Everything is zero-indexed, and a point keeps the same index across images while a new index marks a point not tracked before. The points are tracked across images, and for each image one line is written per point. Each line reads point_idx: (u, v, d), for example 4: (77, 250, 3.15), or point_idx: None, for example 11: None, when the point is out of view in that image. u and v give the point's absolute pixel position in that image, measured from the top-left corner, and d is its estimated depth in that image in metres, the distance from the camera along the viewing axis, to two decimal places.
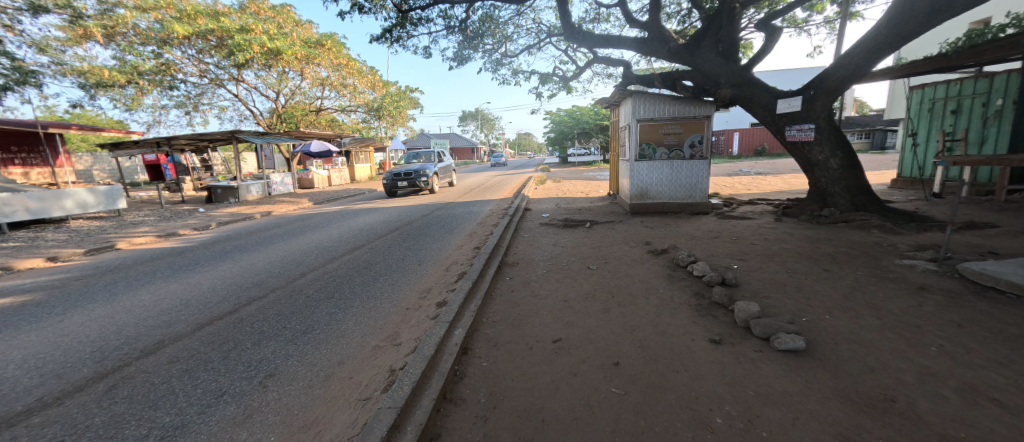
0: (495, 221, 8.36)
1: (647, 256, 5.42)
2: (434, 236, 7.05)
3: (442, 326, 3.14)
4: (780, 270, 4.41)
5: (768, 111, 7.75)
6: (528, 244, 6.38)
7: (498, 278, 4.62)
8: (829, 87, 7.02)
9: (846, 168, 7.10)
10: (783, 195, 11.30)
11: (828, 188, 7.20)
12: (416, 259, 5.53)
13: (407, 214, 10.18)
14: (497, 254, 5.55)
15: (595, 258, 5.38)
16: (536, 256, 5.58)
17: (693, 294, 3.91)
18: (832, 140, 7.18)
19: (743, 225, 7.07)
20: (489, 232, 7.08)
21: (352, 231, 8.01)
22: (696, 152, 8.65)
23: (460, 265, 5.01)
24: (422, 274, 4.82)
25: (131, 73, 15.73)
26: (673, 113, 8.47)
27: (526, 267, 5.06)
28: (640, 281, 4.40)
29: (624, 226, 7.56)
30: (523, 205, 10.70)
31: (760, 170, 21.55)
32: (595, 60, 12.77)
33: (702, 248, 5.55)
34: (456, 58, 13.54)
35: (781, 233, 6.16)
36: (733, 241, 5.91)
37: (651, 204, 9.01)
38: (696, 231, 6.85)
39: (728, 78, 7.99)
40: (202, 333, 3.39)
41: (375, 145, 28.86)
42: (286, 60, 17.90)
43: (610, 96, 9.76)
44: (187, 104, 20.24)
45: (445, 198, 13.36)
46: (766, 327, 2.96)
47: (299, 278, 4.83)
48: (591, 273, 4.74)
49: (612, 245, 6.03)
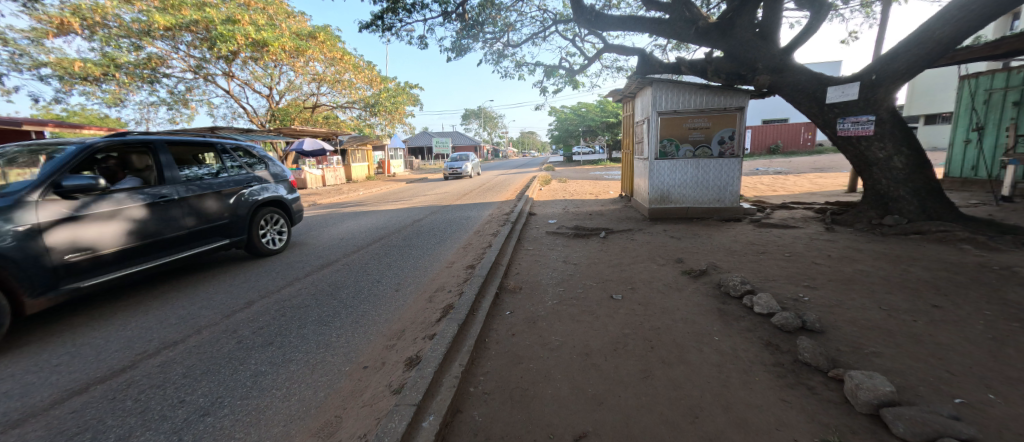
0: (495, 229, 7.21)
1: (683, 279, 4.30)
2: (421, 250, 5.92)
3: (404, 414, 2.04)
4: (874, 308, 3.28)
5: (816, 100, 6.58)
6: (533, 260, 5.26)
7: (495, 315, 3.50)
8: (897, 70, 5.85)
9: (913, 169, 5.97)
10: (818, 198, 10.13)
11: (891, 192, 6.06)
12: (393, 283, 4.43)
13: (398, 219, 9.15)
14: (495, 276, 4.44)
15: (619, 283, 4.25)
16: (544, 279, 4.45)
17: (765, 345, 2.81)
18: (895, 134, 6.04)
19: (791, 236, 5.90)
20: (488, 244, 5.97)
21: (328, 241, 6.90)
22: (726, 149, 7.52)
23: (448, 293, 3.95)
24: (398, 306, 3.72)
25: (108, 66, 14.96)
26: (699, 104, 7.38)
27: (532, 297, 3.93)
28: (685, 320, 3.28)
29: (646, 236, 6.41)
30: (526, 209, 9.63)
31: (777, 170, 20.23)
32: (605, 49, 11.73)
33: (751, 269, 4.43)
34: (455, 48, 12.56)
35: (844, 248, 5.03)
36: (787, 258, 4.78)
37: (673, 209, 7.88)
38: (734, 243, 5.71)
39: (766, 62, 6.85)
40: (55, 414, 2.29)
41: (372, 144, 27.71)
42: (273, 53, 16.86)
43: (626, 86, 8.64)
44: (178, 101, 19.42)
45: (441, 201, 12.19)
46: (915, 424, 1.86)
47: (237, 312, 3.72)
48: (616, 306, 3.64)
49: (637, 264, 4.91)
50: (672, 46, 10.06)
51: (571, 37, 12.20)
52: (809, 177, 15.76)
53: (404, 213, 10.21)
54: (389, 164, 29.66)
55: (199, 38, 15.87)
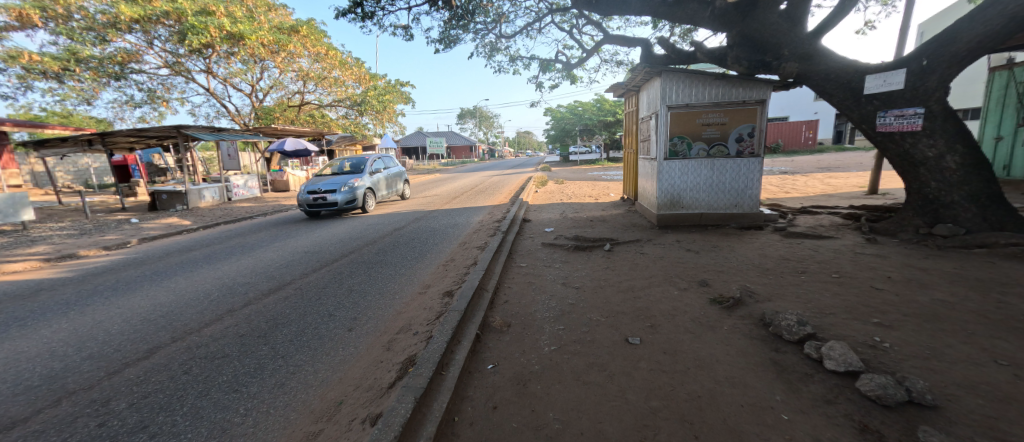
0: (483, 240, 6.26)
1: (715, 312, 3.39)
2: (393, 268, 4.98)
3: None
4: (991, 363, 2.40)
5: (852, 91, 5.72)
6: (526, 284, 4.33)
7: (472, 372, 2.59)
8: (954, 54, 4.98)
9: (969, 170, 5.13)
10: (838, 200, 9.32)
11: (942, 196, 5.22)
12: (350, 317, 3.52)
13: (376, 227, 8.22)
14: (479, 308, 3.54)
15: (635, 317, 3.36)
16: (541, 312, 3.53)
17: (862, 431, 1.92)
18: (948, 129, 5.20)
19: (828, 249, 5.03)
20: (473, 261, 5.04)
21: (290, 255, 5.95)
22: (745, 148, 6.65)
23: (415, 334, 3.04)
24: (347, 355, 2.81)
25: (68, 60, 13.94)
26: (715, 97, 6.52)
27: (526, 342, 3.00)
28: (733, 382, 2.39)
29: (658, 249, 5.49)
30: (519, 214, 8.70)
31: (783, 170, 19.41)
32: (605, 40, 10.82)
33: (799, 299, 3.54)
34: (442, 40, 11.65)
35: (903, 266, 4.14)
36: (837, 281, 3.90)
37: (684, 215, 7.01)
38: (765, 259, 4.81)
39: (794, 48, 5.97)
40: None
41: (361, 144, 26.65)
42: (251, 47, 15.69)
43: (630, 78, 7.76)
44: (153, 100, 18.29)
45: (428, 205, 11.25)
46: None
47: (128, 367, 2.77)
48: (636, 355, 2.74)
49: (654, 288, 4.00)
50: (677, 35, 9.25)
51: (568, 29, 11.31)
52: (821, 178, 14.86)
53: (386, 219, 9.28)
54: None
55: (170, 30, 14.71)
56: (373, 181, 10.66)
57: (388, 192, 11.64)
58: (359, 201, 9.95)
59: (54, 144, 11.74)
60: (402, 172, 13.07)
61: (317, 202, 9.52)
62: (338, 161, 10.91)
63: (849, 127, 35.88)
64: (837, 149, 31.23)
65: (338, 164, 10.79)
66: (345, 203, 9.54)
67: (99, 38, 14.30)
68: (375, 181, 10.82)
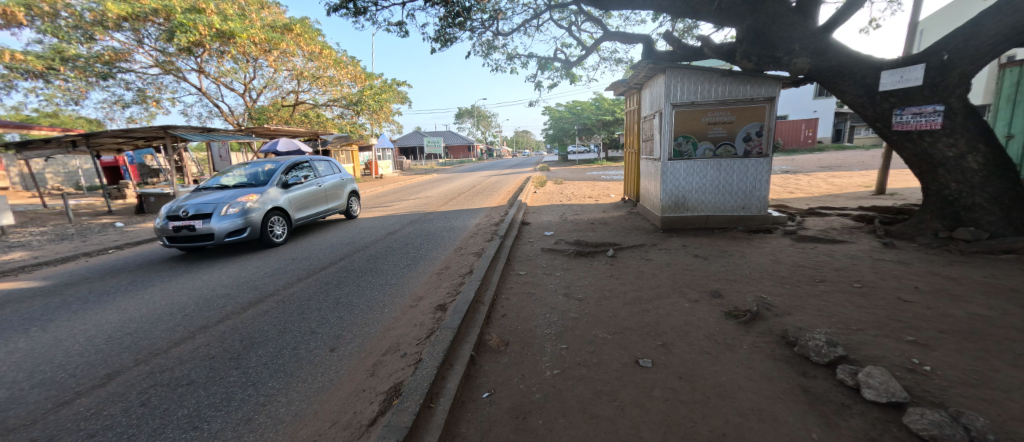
0: (480, 246, 5.96)
1: (733, 328, 3.11)
2: (383, 277, 4.68)
3: None
4: None
5: (866, 88, 5.45)
6: (526, 296, 4.03)
7: (465, 403, 2.30)
8: (976, 48, 4.71)
9: (992, 170, 4.86)
10: (846, 201, 9.05)
11: (964, 198, 4.95)
12: (333, 334, 3.21)
13: (369, 231, 7.91)
14: (475, 324, 3.25)
15: (644, 334, 3.07)
16: (542, 329, 3.24)
17: None
18: (969, 127, 4.94)
19: (844, 255, 4.75)
20: (469, 269, 4.75)
21: (276, 263, 5.63)
22: (753, 147, 6.39)
23: (403, 356, 2.75)
24: (325, 383, 2.50)
25: (53, 59, 13.56)
26: (722, 94, 6.26)
27: (526, 365, 2.70)
28: (762, 415, 2.10)
29: (664, 255, 5.20)
30: (518, 217, 8.39)
31: (784, 169, 19.17)
32: (606, 37, 10.52)
33: (822, 313, 3.26)
34: (438, 38, 11.34)
35: (929, 275, 3.87)
36: (860, 292, 3.62)
37: (689, 218, 6.74)
38: (780, 266, 4.53)
39: (805, 43, 5.69)
40: None
41: (358, 144, 26.29)
42: (241, 45, 15.34)
43: (633, 76, 7.48)
44: (143, 100, 17.90)
45: (424, 207, 10.93)
46: None
47: (79, 398, 2.46)
48: (649, 381, 2.44)
49: (663, 300, 3.71)
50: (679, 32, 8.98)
51: (567, 26, 11.01)
52: (823, 177, 14.63)
53: (381, 222, 8.98)
54: (375, 164, 28.16)
55: (158, 28, 14.32)
56: (287, 198, 7.14)
57: (318, 212, 8.09)
58: (253, 229, 6.39)
59: (37, 146, 11.37)
60: (350, 182, 9.61)
61: (183, 234, 6.03)
62: (240, 169, 7.41)
63: (848, 125, 35.79)
64: (837, 148, 31.06)
65: (240, 173, 7.31)
66: (227, 237, 6.04)
67: (85, 36, 13.92)
68: (293, 197, 7.32)
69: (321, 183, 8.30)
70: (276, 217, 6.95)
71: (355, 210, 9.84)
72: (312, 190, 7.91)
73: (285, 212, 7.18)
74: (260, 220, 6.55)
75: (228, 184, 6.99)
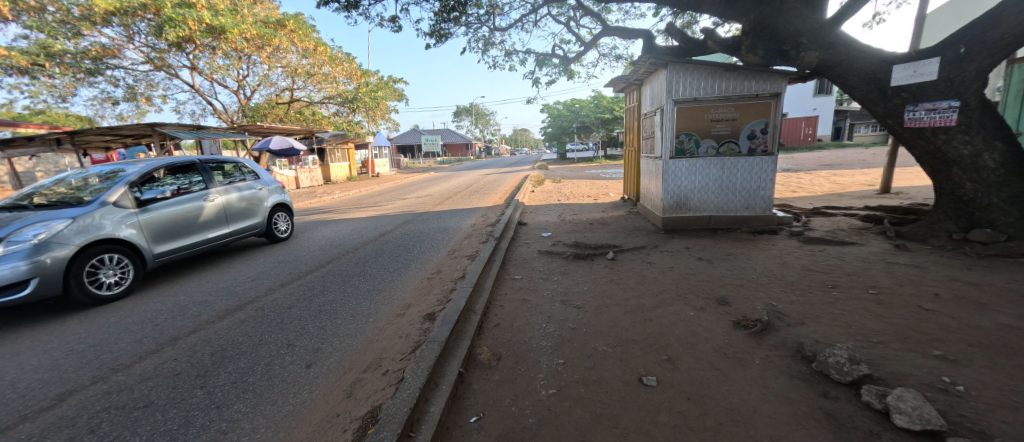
0: (474, 248, 5.71)
1: (743, 340, 2.88)
2: (371, 283, 4.44)
3: None
4: None
5: (876, 83, 5.23)
6: (521, 303, 3.80)
7: (450, 429, 2.07)
8: (994, 41, 4.49)
9: (1009, 169, 4.65)
10: (850, 200, 8.86)
11: (979, 199, 4.74)
12: (311, 347, 2.97)
13: (361, 231, 7.67)
14: (465, 336, 3.02)
15: (647, 347, 2.84)
16: (537, 341, 3.01)
17: None
18: (985, 124, 4.72)
19: (856, 258, 4.53)
20: (462, 273, 4.51)
21: (261, 266, 5.38)
22: (757, 145, 6.17)
23: (384, 374, 2.51)
24: (296, 406, 2.26)
25: (38, 55, 13.24)
26: (725, 90, 6.03)
27: (519, 384, 2.47)
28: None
29: (666, 258, 4.98)
30: (515, 217, 8.14)
31: (785, 167, 19.03)
32: (605, 32, 10.26)
33: (837, 323, 3.04)
34: (434, 34, 11.07)
35: (948, 281, 3.65)
36: (876, 299, 3.40)
37: (691, 218, 6.51)
38: (788, 270, 4.30)
39: (814, 36, 5.45)
40: None
41: (354, 142, 26.00)
42: (232, 40, 15.04)
43: (633, 71, 7.24)
44: (134, 97, 17.56)
45: (419, 207, 10.68)
46: None
47: (19, 425, 2.21)
48: (654, 404, 2.21)
49: (667, 308, 3.48)
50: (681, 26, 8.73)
51: (565, 21, 10.75)
52: (825, 175, 14.43)
53: (373, 222, 8.73)
54: (372, 163, 27.88)
55: (147, 24, 14.01)
56: (134, 223, 4.47)
57: (202, 240, 5.30)
58: (46, 281, 3.71)
59: (19, 144, 11.05)
60: (280, 193, 6.95)
61: None
62: (71, 181, 4.75)
63: (847, 123, 35.68)
64: (836, 146, 30.95)
65: (74, 183, 4.71)
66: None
67: (71, 32, 13.55)
68: (152, 222, 4.67)
69: (218, 195, 5.63)
70: (106, 254, 4.23)
71: (288, 230, 7.13)
72: (200, 206, 5.30)
73: (135, 246, 4.52)
74: (70, 263, 3.91)
75: (35, 203, 4.34)
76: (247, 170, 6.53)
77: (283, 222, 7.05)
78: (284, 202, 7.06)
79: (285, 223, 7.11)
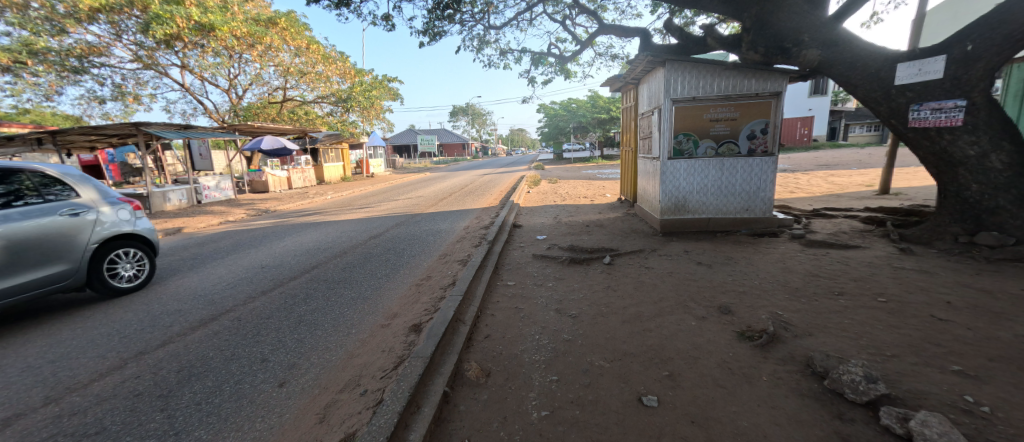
0: (466, 252, 5.50)
1: (748, 353, 2.70)
2: (357, 290, 4.24)
3: None
4: None
5: (879, 82, 5.09)
6: (514, 312, 3.60)
7: None
8: (1002, 38, 4.35)
9: (1017, 170, 4.51)
10: (850, 201, 8.74)
11: (987, 201, 4.59)
12: (287, 363, 2.77)
13: (351, 234, 7.46)
14: (452, 351, 2.82)
15: (647, 362, 2.66)
16: (530, 355, 2.82)
17: None
18: (991, 124, 4.58)
19: (860, 263, 4.37)
20: (453, 279, 4.31)
21: (243, 272, 5.16)
22: (758, 145, 6.01)
23: (362, 395, 2.30)
24: (264, 432, 2.06)
25: (21, 52, 12.92)
26: (724, 89, 5.87)
27: (509, 405, 2.27)
28: None
29: (665, 263, 4.81)
30: (509, 219, 7.95)
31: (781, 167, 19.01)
32: (601, 31, 10.09)
33: (847, 334, 2.87)
34: (427, 32, 10.87)
35: (959, 288, 3.50)
36: (886, 308, 3.24)
37: (690, 220, 6.35)
38: (792, 276, 4.13)
39: (816, 33, 5.29)
40: None
41: (348, 142, 25.73)
42: (222, 38, 14.71)
43: (630, 70, 7.07)
44: (121, 96, 17.23)
45: (412, 208, 10.47)
46: None
47: None
48: (655, 428, 2.02)
49: (667, 318, 3.30)
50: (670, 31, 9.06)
51: (560, 20, 10.57)
52: (822, 175, 14.34)
53: (364, 224, 8.51)
54: (366, 163, 27.58)
55: (134, 21, 13.71)
56: None
57: None
58: None
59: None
60: (132, 221, 4.58)
61: None
62: None
63: (842, 123, 35.76)
64: (831, 146, 31.08)
65: None
66: None
67: (56, 29, 13.23)
68: None
69: None
70: None
71: (139, 277, 4.62)
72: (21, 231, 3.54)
73: None
74: None
75: None
76: (56, 185, 4.10)
77: (130, 265, 4.53)
78: (139, 234, 4.64)
79: (134, 267, 4.59)
